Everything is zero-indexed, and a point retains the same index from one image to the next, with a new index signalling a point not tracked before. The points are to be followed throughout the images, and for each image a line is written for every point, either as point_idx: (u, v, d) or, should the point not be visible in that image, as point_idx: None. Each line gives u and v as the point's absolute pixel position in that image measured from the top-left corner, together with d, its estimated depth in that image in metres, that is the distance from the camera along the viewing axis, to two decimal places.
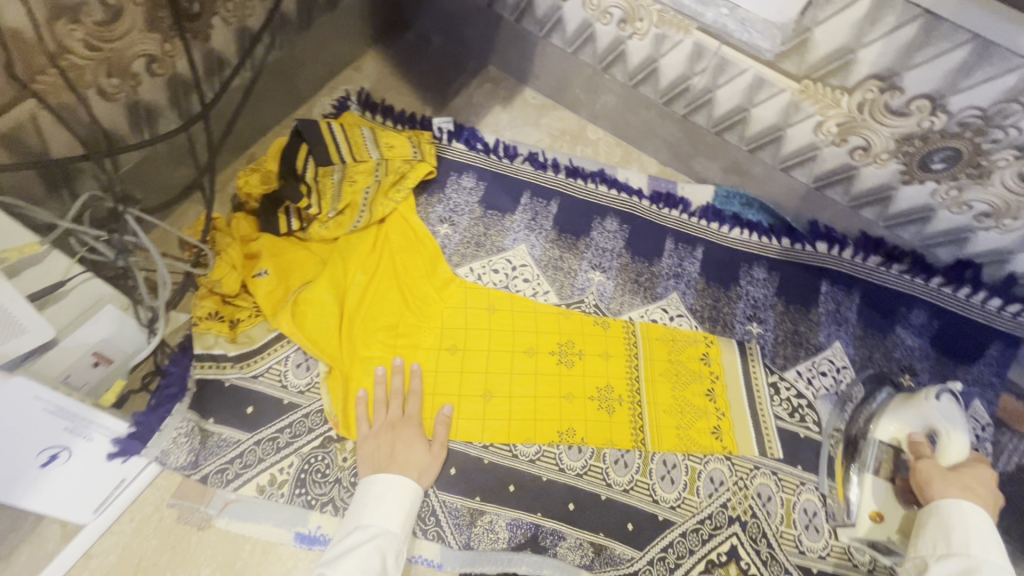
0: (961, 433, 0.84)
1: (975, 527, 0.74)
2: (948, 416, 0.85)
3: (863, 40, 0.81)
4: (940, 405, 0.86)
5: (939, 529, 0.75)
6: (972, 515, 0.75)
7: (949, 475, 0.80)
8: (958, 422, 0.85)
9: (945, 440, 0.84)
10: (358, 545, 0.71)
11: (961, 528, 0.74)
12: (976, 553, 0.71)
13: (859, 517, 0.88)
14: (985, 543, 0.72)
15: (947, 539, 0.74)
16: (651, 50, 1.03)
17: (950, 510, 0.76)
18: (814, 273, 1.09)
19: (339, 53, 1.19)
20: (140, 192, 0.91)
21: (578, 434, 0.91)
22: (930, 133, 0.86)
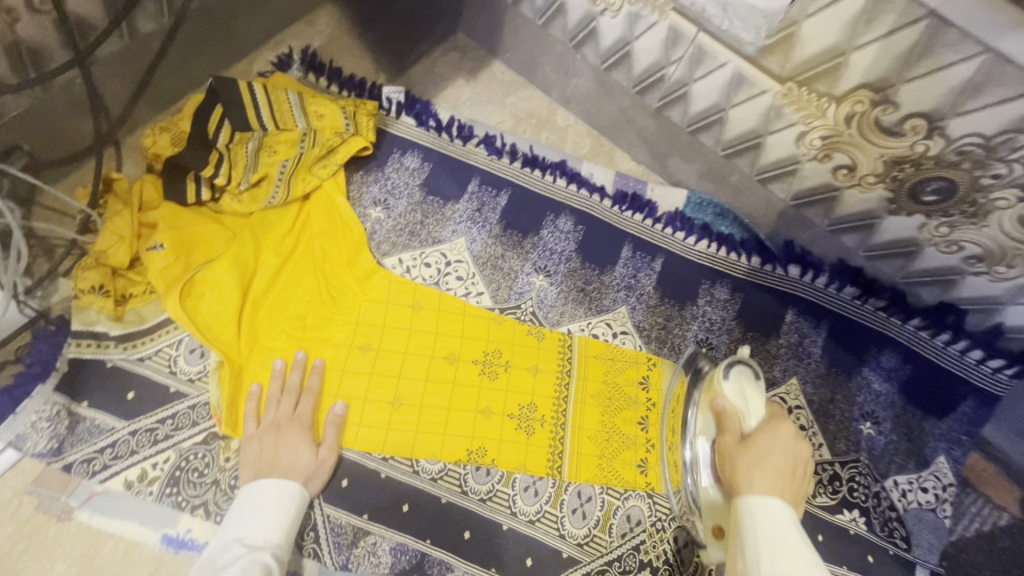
0: (756, 398, 0.80)
1: (765, 526, 0.60)
2: (738, 389, 0.82)
3: (855, 42, 0.68)
4: (729, 379, 0.83)
5: (738, 541, 0.61)
6: (763, 508, 0.62)
7: (740, 454, 0.72)
8: (751, 392, 0.81)
9: (745, 416, 0.78)
10: (234, 562, 0.64)
11: (753, 534, 0.60)
12: (768, 568, 0.56)
13: (704, 539, 0.79)
14: (775, 549, 0.57)
15: (742, 553, 0.59)
16: (624, 30, 0.90)
17: (744, 513, 0.63)
18: (781, 299, 0.98)
19: (287, 3, 1.07)
20: (29, 141, 0.81)
21: (489, 455, 0.83)
22: (924, 159, 0.74)
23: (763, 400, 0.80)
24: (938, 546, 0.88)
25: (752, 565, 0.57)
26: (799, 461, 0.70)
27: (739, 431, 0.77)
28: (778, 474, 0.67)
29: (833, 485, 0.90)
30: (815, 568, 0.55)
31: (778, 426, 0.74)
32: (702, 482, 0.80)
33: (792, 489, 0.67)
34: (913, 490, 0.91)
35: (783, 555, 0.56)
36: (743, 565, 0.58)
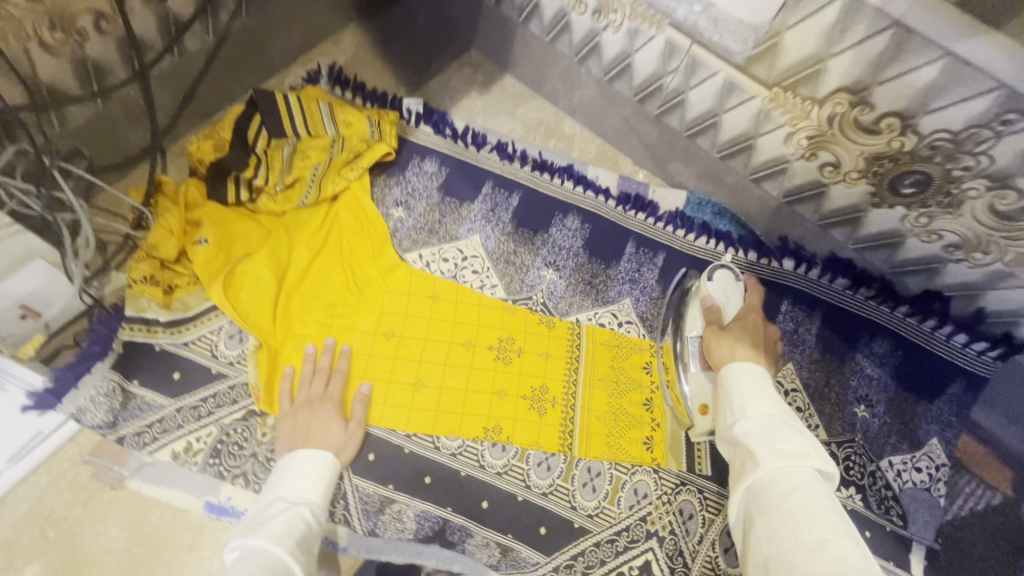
0: (733, 294, 0.96)
1: (748, 382, 0.77)
2: (722, 287, 0.96)
3: (832, 49, 0.76)
4: (713, 282, 0.96)
5: (726, 398, 0.77)
6: (746, 369, 0.79)
7: (721, 336, 0.88)
8: (731, 288, 0.96)
9: (725, 308, 0.94)
10: (279, 514, 0.71)
11: (737, 390, 0.76)
12: (752, 411, 0.73)
13: (692, 415, 0.91)
14: (754, 397, 0.74)
15: (730, 407, 0.76)
16: (625, 44, 0.98)
17: (730, 375, 0.79)
18: (776, 291, 1.05)
19: (316, 26, 1.17)
20: (90, 148, 0.90)
21: (504, 433, 0.89)
22: (900, 155, 0.81)
23: (738, 295, 0.96)
24: (933, 523, 0.93)
25: (740, 412, 0.74)
26: (766, 337, 0.88)
27: (720, 319, 0.92)
28: (753, 348, 0.85)
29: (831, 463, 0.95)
30: (782, 406, 0.73)
31: (749, 313, 0.91)
32: (692, 368, 0.91)
33: (764, 357, 0.85)
34: (908, 470, 0.96)
35: (761, 401, 0.74)
36: (732, 413, 0.75)
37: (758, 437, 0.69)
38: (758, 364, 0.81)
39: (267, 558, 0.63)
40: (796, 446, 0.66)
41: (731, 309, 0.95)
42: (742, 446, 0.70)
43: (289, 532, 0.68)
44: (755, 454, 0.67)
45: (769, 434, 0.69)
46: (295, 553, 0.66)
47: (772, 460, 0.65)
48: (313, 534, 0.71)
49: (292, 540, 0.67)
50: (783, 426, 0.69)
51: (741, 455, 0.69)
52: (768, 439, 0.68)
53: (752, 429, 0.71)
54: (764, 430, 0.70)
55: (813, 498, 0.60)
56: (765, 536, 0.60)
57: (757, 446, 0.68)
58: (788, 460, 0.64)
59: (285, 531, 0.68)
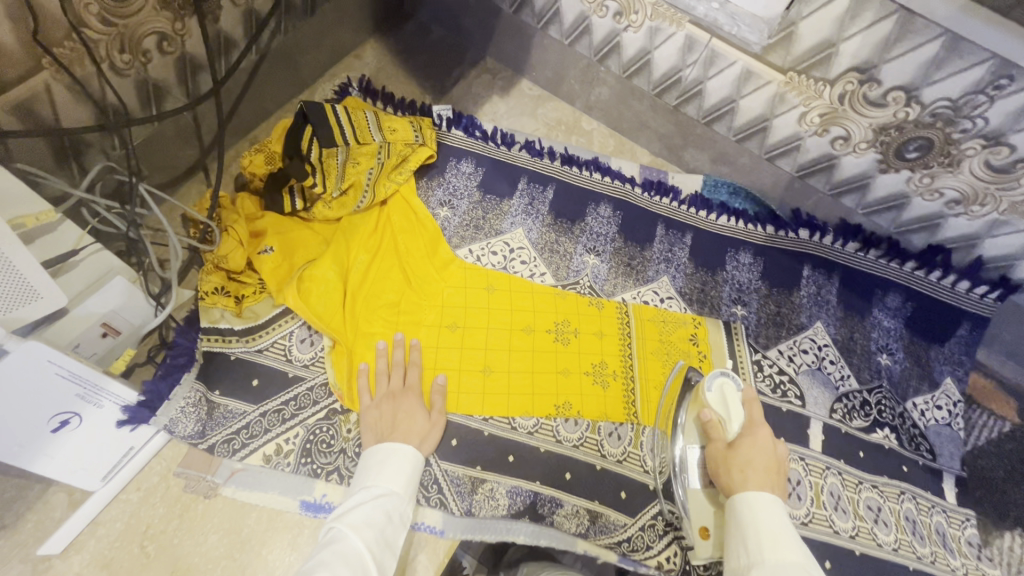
0: (736, 402, 0.88)
1: (765, 520, 0.70)
2: (721, 398, 0.88)
3: (843, 34, 0.86)
4: (712, 390, 0.89)
5: (738, 534, 0.71)
6: (761, 505, 0.72)
7: (729, 458, 0.80)
8: (733, 396, 0.88)
9: (727, 420, 0.86)
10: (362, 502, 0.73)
11: (752, 528, 0.70)
12: (769, 556, 0.66)
13: (693, 539, 0.85)
14: (773, 540, 0.68)
15: (744, 545, 0.69)
16: (645, 42, 1.07)
17: (743, 507, 0.73)
18: (796, 258, 1.15)
19: (341, 41, 1.21)
20: (146, 168, 0.92)
21: (575, 408, 0.95)
22: (905, 124, 0.92)
23: (743, 404, 0.87)
24: (957, 454, 1.03)
25: (755, 555, 0.67)
26: (778, 459, 0.80)
27: (724, 438, 0.85)
28: (765, 473, 0.78)
29: (865, 409, 1.03)
30: (807, 555, 0.66)
31: (758, 427, 0.83)
32: (692, 484, 0.87)
33: (778, 485, 0.77)
34: (930, 409, 1.05)
35: (781, 546, 0.67)
36: (745, 555, 0.68)
37: None
38: (772, 497, 0.73)
39: (344, 547, 0.66)
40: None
41: (736, 420, 0.86)
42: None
43: (370, 523, 0.70)
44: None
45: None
46: (370, 546, 0.67)
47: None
48: (394, 527, 0.72)
49: (371, 532, 0.68)
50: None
51: None
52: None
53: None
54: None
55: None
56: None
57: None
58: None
59: (366, 520, 0.70)
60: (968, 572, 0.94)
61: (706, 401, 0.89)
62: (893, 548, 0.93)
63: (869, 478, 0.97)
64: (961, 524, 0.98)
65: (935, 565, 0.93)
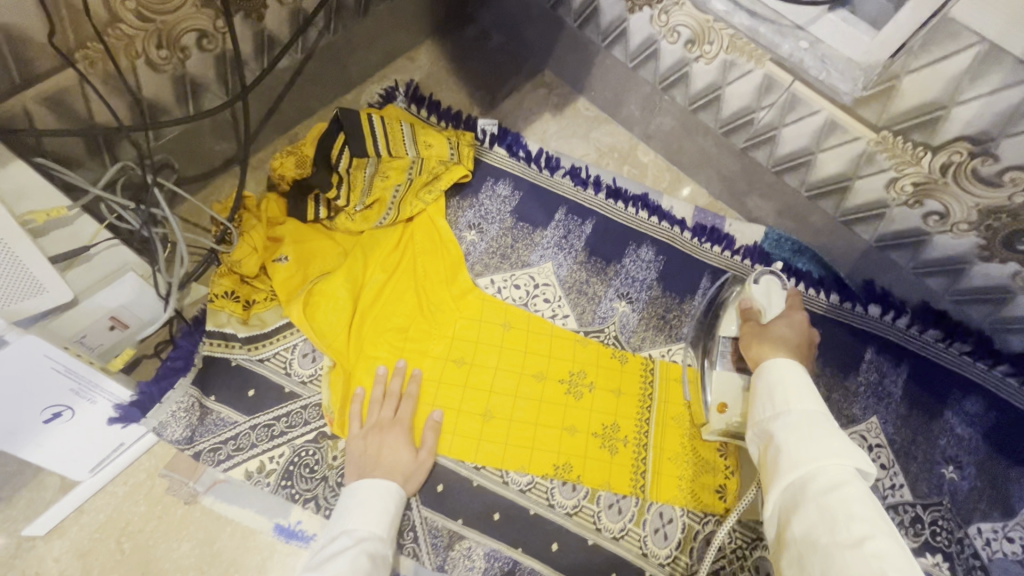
0: (778, 297, 0.88)
1: (792, 377, 0.70)
2: (765, 291, 0.89)
3: (958, 97, 0.71)
4: (759, 283, 0.89)
5: (763, 391, 0.70)
6: (787, 367, 0.71)
7: (763, 333, 0.81)
8: (777, 294, 0.88)
9: (767, 310, 0.87)
10: (344, 549, 0.68)
11: (778, 383, 0.69)
12: (795, 406, 0.65)
13: (709, 413, 0.88)
14: (796, 393, 0.67)
15: (771, 399, 0.68)
16: (717, 76, 0.95)
17: (770, 370, 0.72)
18: (860, 337, 1.00)
19: (395, 43, 1.17)
20: (179, 161, 0.92)
21: (575, 472, 0.87)
22: (1022, 211, 0.76)
23: (786, 297, 0.88)
24: None
25: (781, 406, 0.66)
26: (810, 341, 0.81)
27: (761, 321, 0.86)
28: (798, 346, 0.80)
29: (914, 527, 0.88)
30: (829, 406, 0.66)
31: (797, 315, 0.84)
32: (718, 367, 0.89)
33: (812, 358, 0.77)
34: (999, 540, 0.88)
35: (807, 398, 0.66)
36: (771, 407, 0.67)
37: (800, 429, 0.62)
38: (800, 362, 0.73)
39: None
40: (840, 443, 0.59)
41: (777, 309, 0.87)
42: (778, 441, 0.63)
43: (354, 568, 0.65)
44: (791, 449, 0.60)
45: (810, 428, 0.61)
46: None
47: (813, 456, 0.58)
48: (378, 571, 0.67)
49: None
50: (826, 422, 0.62)
51: (775, 450, 0.62)
52: (810, 434, 0.60)
53: (793, 422, 0.63)
54: (806, 425, 0.62)
55: (855, 497, 0.53)
56: (800, 530, 0.54)
57: (792, 443, 0.61)
58: (832, 457, 0.57)
59: (350, 568, 0.65)
60: None
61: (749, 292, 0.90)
62: None
63: None
64: None
65: None
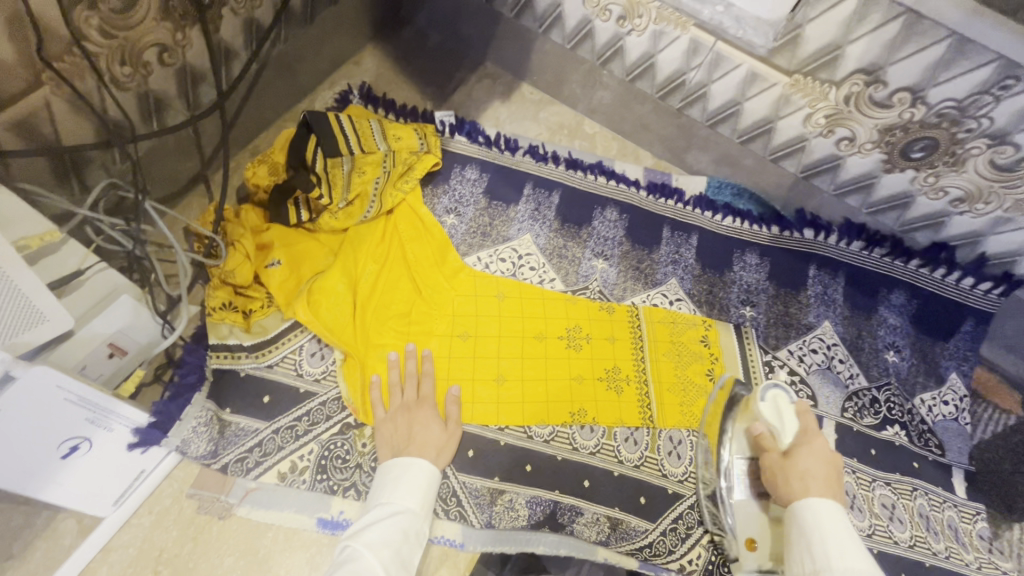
0: (789, 414, 0.87)
1: (830, 527, 0.70)
2: (775, 409, 0.88)
3: (850, 36, 0.86)
4: (766, 401, 0.89)
5: (802, 541, 0.70)
6: (823, 512, 0.71)
7: (787, 467, 0.80)
8: (788, 410, 0.88)
9: (780, 431, 0.86)
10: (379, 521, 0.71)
11: (819, 534, 0.69)
12: (838, 563, 0.65)
13: (738, 550, 0.86)
14: (840, 547, 0.67)
15: (809, 551, 0.68)
16: (649, 46, 1.07)
17: (806, 514, 0.72)
18: (802, 258, 1.15)
19: (340, 48, 1.19)
20: (149, 183, 0.90)
21: (590, 415, 0.94)
22: (911, 124, 0.93)
23: (794, 412, 0.87)
24: (966, 448, 1.02)
25: (821, 561, 0.66)
26: (835, 467, 0.79)
27: (776, 447, 0.84)
28: (824, 481, 0.77)
29: (874, 407, 1.03)
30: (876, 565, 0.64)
31: (815, 438, 0.82)
32: (740, 495, 0.88)
33: (838, 494, 0.76)
34: (937, 404, 1.05)
35: (850, 555, 0.66)
36: (812, 561, 0.67)
37: None
38: (833, 504, 0.72)
39: (359, 568, 0.63)
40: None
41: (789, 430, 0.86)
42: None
43: (387, 542, 0.68)
44: None
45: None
46: (386, 568, 0.65)
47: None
48: (410, 547, 0.69)
49: (387, 552, 0.66)
50: None
51: None
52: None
53: None
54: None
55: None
56: None
57: None
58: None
59: (382, 541, 0.68)
60: (981, 567, 0.92)
61: (759, 414, 0.89)
62: (910, 546, 0.92)
63: (881, 475, 0.97)
64: (972, 518, 0.97)
65: (951, 561, 0.92)
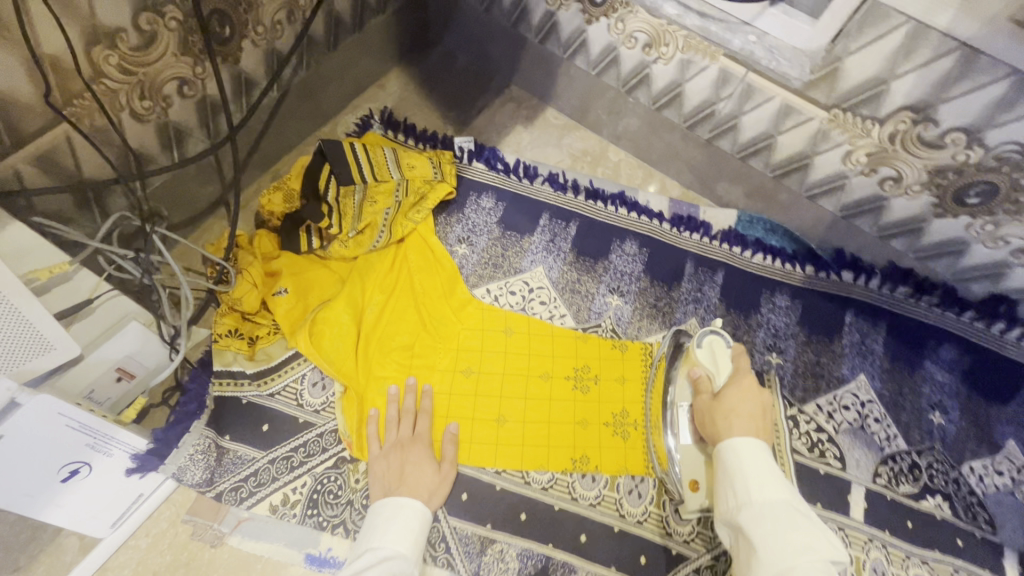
0: (725, 357, 0.87)
1: (749, 462, 0.72)
2: (711, 355, 0.88)
3: (896, 72, 0.78)
4: (702, 346, 0.89)
5: (725, 479, 0.72)
6: (744, 448, 0.73)
7: (715, 408, 0.81)
8: (723, 354, 0.88)
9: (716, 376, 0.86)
10: (369, 569, 0.68)
11: (738, 471, 0.71)
12: (757, 496, 0.68)
13: (681, 492, 0.86)
14: (757, 479, 0.69)
15: (732, 487, 0.71)
16: (676, 74, 1.01)
17: (728, 453, 0.74)
18: (838, 302, 1.07)
19: (365, 72, 1.20)
20: (167, 208, 0.93)
21: (593, 463, 0.90)
22: (965, 167, 0.84)
23: (730, 355, 0.87)
24: None
25: (742, 497, 0.69)
26: (763, 402, 0.81)
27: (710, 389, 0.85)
28: (751, 419, 0.78)
29: (913, 473, 0.93)
30: (788, 489, 0.69)
31: (742, 376, 0.83)
32: (684, 440, 0.87)
33: (765, 429, 0.78)
34: (990, 474, 0.93)
35: (766, 485, 0.69)
36: (734, 498, 0.70)
37: (765, 527, 0.65)
38: (755, 440, 0.74)
39: None
40: (803, 538, 0.62)
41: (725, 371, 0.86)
42: (747, 539, 0.65)
43: None
44: (759, 549, 0.63)
45: (773, 526, 0.64)
46: None
47: (781, 557, 0.61)
48: None
49: None
50: (789, 514, 0.65)
51: (747, 548, 0.65)
52: (776, 532, 0.64)
53: (759, 517, 0.66)
54: (771, 524, 0.65)
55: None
56: None
57: (762, 541, 0.63)
58: (799, 554, 0.61)
59: None
60: None
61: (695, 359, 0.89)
62: None
63: (915, 552, 0.87)
64: None
65: None
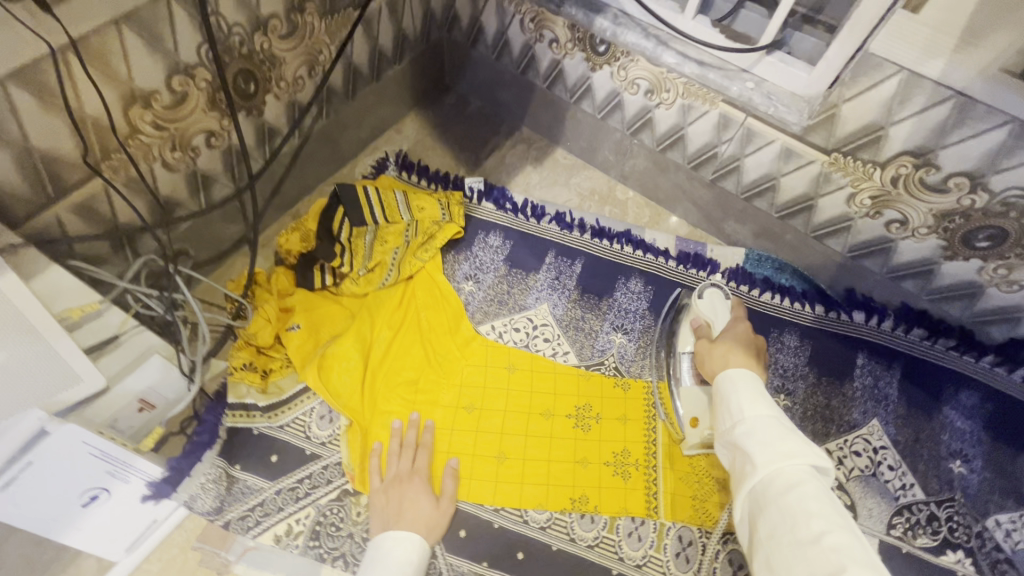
0: (724, 309, 0.92)
1: (744, 388, 0.69)
2: (711, 304, 0.93)
3: (892, 118, 0.79)
4: (703, 299, 0.94)
5: (722, 404, 0.70)
6: (742, 378, 0.71)
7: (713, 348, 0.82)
8: (722, 305, 0.93)
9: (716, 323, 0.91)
10: None
11: (733, 394, 0.69)
12: (750, 413, 0.65)
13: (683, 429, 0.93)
14: (750, 400, 0.67)
15: (727, 409, 0.68)
16: (678, 118, 1.04)
17: (725, 382, 0.72)
18: (848, 344, 1.03)
19: (382, 117, 1.27)
20: (193, 248, 0.99)
21: (591, 503, 0.90)
22: (972, 211, 0.83)
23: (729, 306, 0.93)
24: None
25: (736, 415, 0.66)
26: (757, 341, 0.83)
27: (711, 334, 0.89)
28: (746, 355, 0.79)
29: (931, 525, 0.89)
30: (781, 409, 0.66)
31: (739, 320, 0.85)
32: (685, 383, 0.94)
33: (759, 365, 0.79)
34: (1019, 530, 0.88)
35: (760, 404, 0.66)
36: (729, 417, 0.67)
37: (756, 437, 0.61)
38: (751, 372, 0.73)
39: None
40: (794, 442, 0.59)
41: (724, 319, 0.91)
42: (739, 449, 0.62)
43: None
44: (750, 455, 0.60)
45: (765, 433, 0.61)
46: None
47: (770, 459, 0.58)
48: None
49: None
50: (781, 425, 0.62)
51: (739, 459, 0.62)
52: (766, 438, 0.61)
53: (751, 429, 0.63)
54: (763, 432, 0.62)
55: (813, 494, 0.54)
56: (765, 533, 0.54)
57: (752, 449, 0.60)
58: (787, 457, 0.58)
59: None
60: None
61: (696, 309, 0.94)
62: None
63: None
64: None
65: None
